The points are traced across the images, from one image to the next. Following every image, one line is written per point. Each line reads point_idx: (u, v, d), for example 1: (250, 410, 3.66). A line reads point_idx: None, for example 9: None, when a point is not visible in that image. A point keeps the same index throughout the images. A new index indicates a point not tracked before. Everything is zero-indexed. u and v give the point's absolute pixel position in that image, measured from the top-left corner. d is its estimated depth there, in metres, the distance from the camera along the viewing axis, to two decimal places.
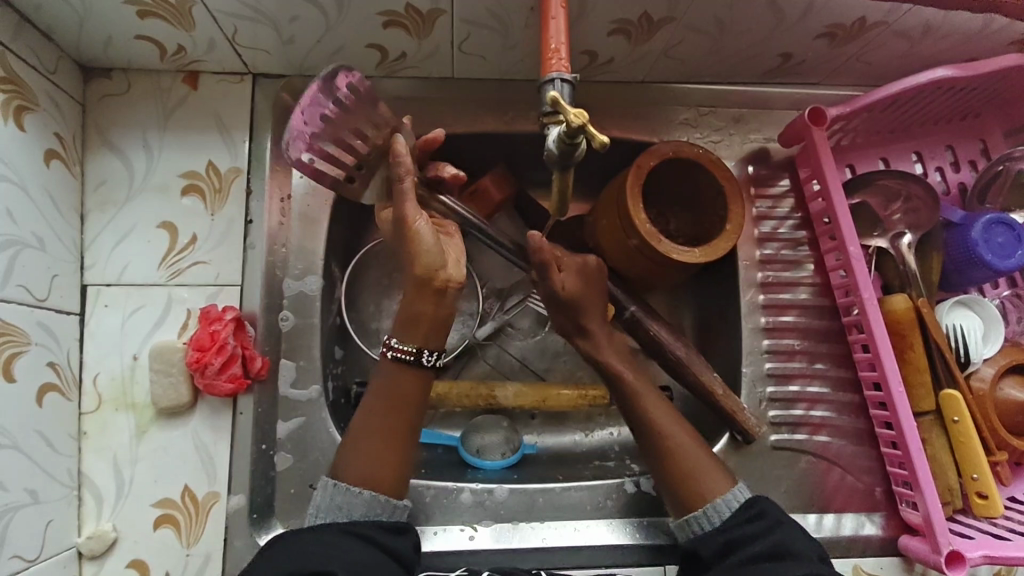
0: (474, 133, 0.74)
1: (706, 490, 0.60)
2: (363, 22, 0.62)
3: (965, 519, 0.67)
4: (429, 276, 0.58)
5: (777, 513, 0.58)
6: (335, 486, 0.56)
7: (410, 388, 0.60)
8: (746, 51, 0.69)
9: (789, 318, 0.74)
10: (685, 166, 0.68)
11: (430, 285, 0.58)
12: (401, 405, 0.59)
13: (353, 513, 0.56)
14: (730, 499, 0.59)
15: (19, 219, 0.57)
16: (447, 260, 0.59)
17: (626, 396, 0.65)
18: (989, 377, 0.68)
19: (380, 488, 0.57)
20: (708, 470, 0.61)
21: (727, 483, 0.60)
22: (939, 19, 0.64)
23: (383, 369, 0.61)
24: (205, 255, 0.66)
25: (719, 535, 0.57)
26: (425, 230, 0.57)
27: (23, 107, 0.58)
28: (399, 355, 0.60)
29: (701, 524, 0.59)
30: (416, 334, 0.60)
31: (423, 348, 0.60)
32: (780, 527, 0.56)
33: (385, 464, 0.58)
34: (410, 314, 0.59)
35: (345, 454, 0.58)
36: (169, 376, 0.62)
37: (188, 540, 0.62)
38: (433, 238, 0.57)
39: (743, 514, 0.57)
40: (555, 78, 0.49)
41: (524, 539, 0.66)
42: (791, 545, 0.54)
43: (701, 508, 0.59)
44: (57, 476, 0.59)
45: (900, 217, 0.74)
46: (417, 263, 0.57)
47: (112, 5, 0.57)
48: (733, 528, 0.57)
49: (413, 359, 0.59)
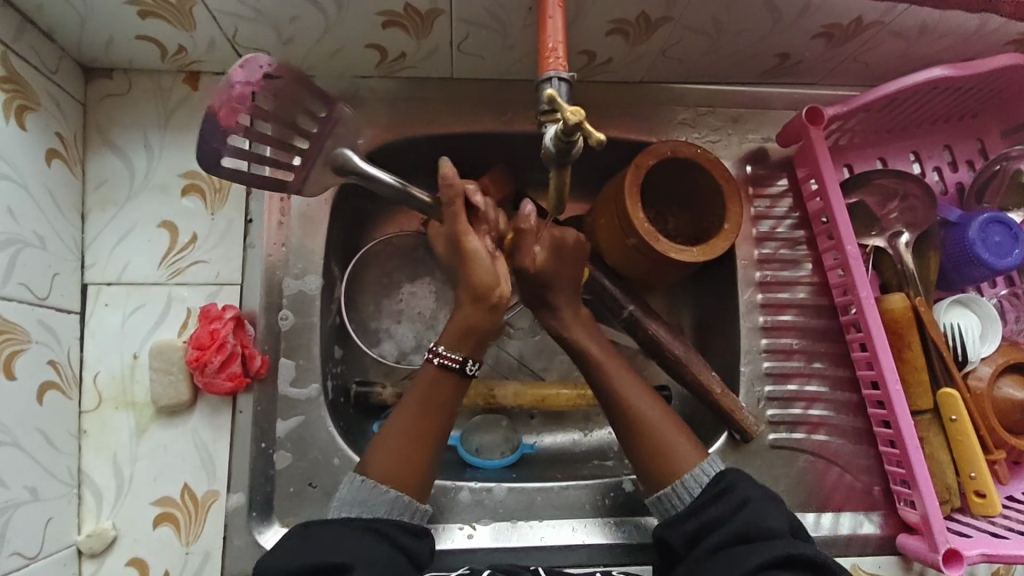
0: (472, 133, 0.74)
1: (679, 465, 0.61)
2: (363, 22, 0.62)
3: (963, 519, 0.67)
4: (486, 293, 0.60)
5: (751, 490, 0.58)
6: (360, 481, 0.57)
7: (446, 392, 0.61)
8: (744, 52, 0.70)
9: (787, 317, 0.74)
10: (682, 166, 0.68)
11: (485, 301, 0.60)
12: (434, 407, 0.61)
13: (377, 511, 0.56)
14: (700, 474, 0.60)
15: (20, 218, 0.57)
16: (500, 277, 0.60)
17: (606, 389, 0.65)
18: (987, 376, 0.68)
19: (403, 489, 0.57)
20: (681, 449, 0.62)
21: (698, 457, 0.62)
22: (935, 19, 0.64)
23: (424, 372, 0.62)
24: (205, 254, 0.67)
25: (691, 520, 0.57)
26: (480, 250, 0.59)
27: (24, 106, 0.58)
28: (446, 362, 0.61)
29: (673, 501, 0.60)
30: (460, 342, 0.61)
31: (468, 359, 0.61)
32: (747, 507, 0.56)
33: (412, 465, 0.58)
34: (462, 325, 0.61)
35: (372, 451, 0.59)
36: (169, 375, 0.62)
37: (187, 538, 0.62)
38: (490, 260, 0.60)
39: (711, 492, 0.58)
40: (553, 77, 0.49)
41: (522, 538, 0.66)
42: (760, 523, 0.54)
43: (672, 486, 0.60)
44: (57, 475, 0.59)
45: (897, 216, 0.74)
46: (473, 280, 0.59)
47: (113, 5, 0.57)
48: (703, 511, 0.57)
49: (459, 367, 0.61)
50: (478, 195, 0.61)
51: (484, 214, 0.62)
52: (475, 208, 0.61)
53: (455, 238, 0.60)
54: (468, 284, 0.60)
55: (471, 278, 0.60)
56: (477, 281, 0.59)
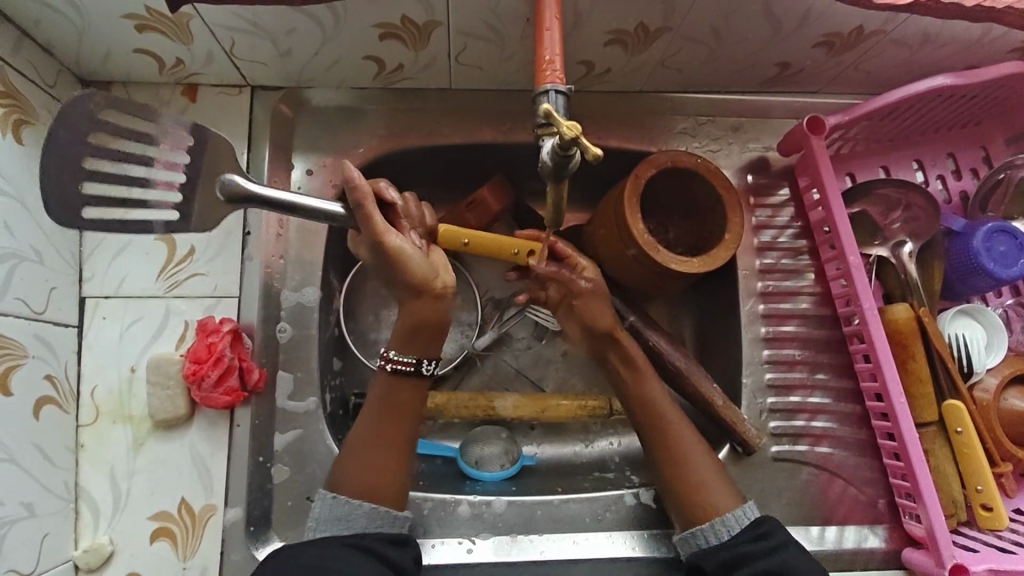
0: (472, 143, 0.74)
1: (698, 475, 0.61)
2: (360, 34, 0.62)
3: (970, 532, 0.66)
4: (425, 286, 0.59)
5: (786, 535, 0.57)
6: (334, 499, 0.56)
7: (409, 396, 0.61)
8: (745, 60, 0.69)
9: (789, 328, 0.74)
10: (683, 176, 0.68)
11: (429, 293, 0.59)
12: (399, 413, 0.60)
13: (355, 525, 0.56)
14: (740, 515, 0.59)
15: (17, 233, 0.57)
16: (437, 266, 0.60)
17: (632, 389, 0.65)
18: (993, 387, 0.67)
19: (381, 501, 0.57)
20: (701, 464, 0.62)
21: (735, 501, 0.60)
22: (936, 27, 0.63)
23: (379, 380, 0.61)
24: (202, 267, 0.66)
25: (723, 550, 0.57)
26: (408, 248, 0.57)
27: (21, 121, 0.58)
28: (399, 366, 0.60)
29: (706, 538, 0.59)
30: (413, 344, 0.61)
31: (422, 358, 0.61)
32: (784, 549, 0.56)
33: (383, 476, 0.58)
34: (410, 325, 0.60)
35: (343, 463, 0.58)
36: (166, 389, 0.62)
37: (185, 553, 0.62)
38: (418, 251, 0.58)
39: (751, 532, 0.57)
40: (550, 89, 0.49)
41: (523, 551, 0.66)
42: (795, 565, 0.55)
43: (708, 523, 0.59)
44: (53, 490, 0.59)
45: (899, 226, 0.73)
46: (409, 276, 0.58)
47: (110, 19, 0.57)
48: (737, 545, 0.57)
49: (413, 368, 0.60)
50: (390, 190, 0.59)
51: (404, 208, 0.60)
52: (390, 204, 0.59)
53: (376, 242, 0.56)
54: (407, 282, 0.59)
55: (408, 275, 0.58)
56: (413, 277, 0.58)
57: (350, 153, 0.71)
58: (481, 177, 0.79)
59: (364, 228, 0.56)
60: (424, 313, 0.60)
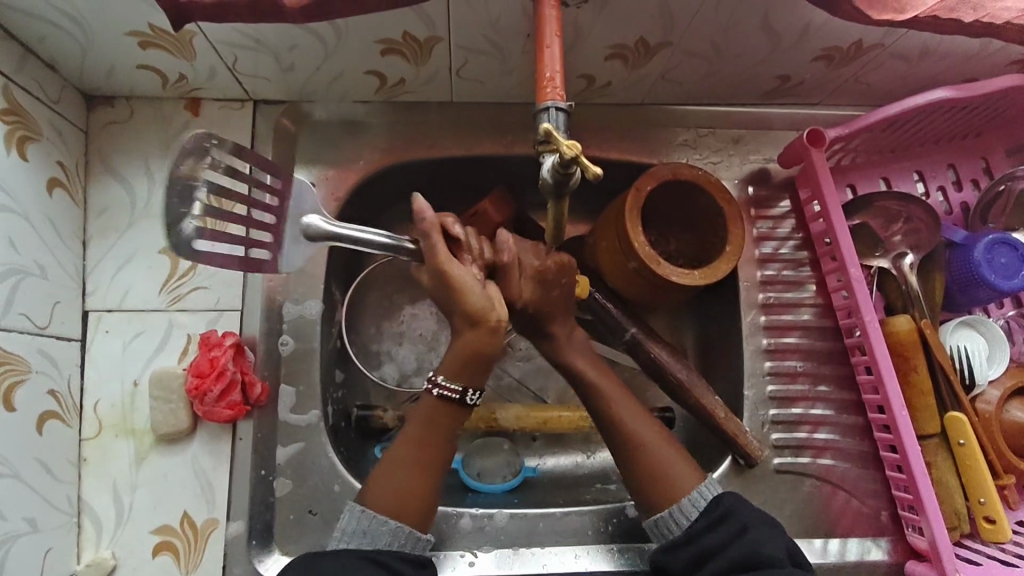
0: (473, 156, 0.74)
1: (673, 473, 0.61)
2: (362, 50, 0.62)
3: (972, 545, 0.65)
4: (481, 315, 0.57)
5: (747, 515, 0.57)
6: (362, 512, 0.56)
7: (446, 419, 0.60)
8: (745, 73, 0.69)
9: (791, 339, 0.74)
10: (683, 189, 0.68)
11: (484, 325, 0.57)
12: (433, 435, 0.59)
13: (379, 542, 0.56)
14: (697, 498, 0.59)
15: (20, 248, 0.57)
16: (495, 301, 0.58)
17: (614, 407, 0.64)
18: (995, 400, 0.67)
19: (407, 520, 0.57)
20: (676, 467, 0.61)
21: (695, 480, 0.61)
22: (936, 41, 0.64)
23: (424, 403, 0.60)
24: (205, 281, 0.67)
25: (688, 547, 0.56)
26: (468, 279, 0.56)
27: (26, 137, 0.59)
28: (445, 393, 0.59)
29: (669, 527, 0.59)
30: (462, 372, 0.59)
31: (468, 388, 0.59)
32: (746, 535, 0.55)
33: (414, 496, 0.57)
34: (464, 355, 0.58)
35: (375, 479, 0.58)
36: (169, 403, 0.62)
37: (187, 566, 0.62)
38: (478, 284, 0.57)
39: (709, 519, 0.57)
40: (551, 107, 0.48)
41: (524, 566, 0.66)
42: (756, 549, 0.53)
43: (668, 510, 0.59)
44: (56, 504, 0.59)
45: (901, 238, 0.73)
46: (467, 307, 0.56)
47: (114, 36, 0.58)
48: (700, 538, 0.56)
49: (458, 397, 0.59)
50: (456, 226, 0.58)
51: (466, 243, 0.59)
52: (455, 239, 0.58)
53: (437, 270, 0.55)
54: (462, 313, 0.57)
55: (465, 305, 0.56)
56: (471, 309, 0.56)
57: (352, 167, 0.71)
58: (482, 189, 0.79)
59: (428, 260, 0.55)
60: (477, 344, 0.57)
